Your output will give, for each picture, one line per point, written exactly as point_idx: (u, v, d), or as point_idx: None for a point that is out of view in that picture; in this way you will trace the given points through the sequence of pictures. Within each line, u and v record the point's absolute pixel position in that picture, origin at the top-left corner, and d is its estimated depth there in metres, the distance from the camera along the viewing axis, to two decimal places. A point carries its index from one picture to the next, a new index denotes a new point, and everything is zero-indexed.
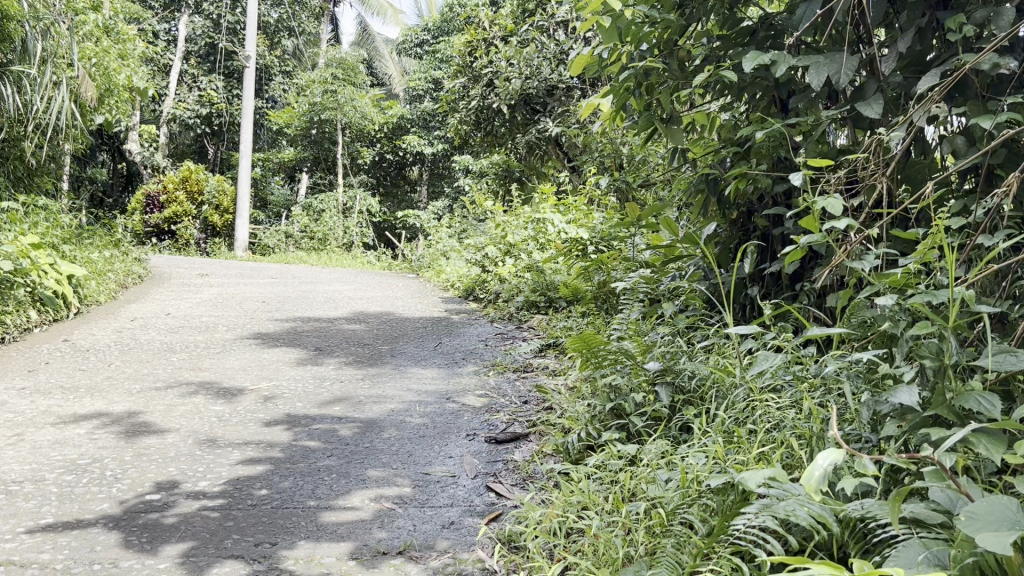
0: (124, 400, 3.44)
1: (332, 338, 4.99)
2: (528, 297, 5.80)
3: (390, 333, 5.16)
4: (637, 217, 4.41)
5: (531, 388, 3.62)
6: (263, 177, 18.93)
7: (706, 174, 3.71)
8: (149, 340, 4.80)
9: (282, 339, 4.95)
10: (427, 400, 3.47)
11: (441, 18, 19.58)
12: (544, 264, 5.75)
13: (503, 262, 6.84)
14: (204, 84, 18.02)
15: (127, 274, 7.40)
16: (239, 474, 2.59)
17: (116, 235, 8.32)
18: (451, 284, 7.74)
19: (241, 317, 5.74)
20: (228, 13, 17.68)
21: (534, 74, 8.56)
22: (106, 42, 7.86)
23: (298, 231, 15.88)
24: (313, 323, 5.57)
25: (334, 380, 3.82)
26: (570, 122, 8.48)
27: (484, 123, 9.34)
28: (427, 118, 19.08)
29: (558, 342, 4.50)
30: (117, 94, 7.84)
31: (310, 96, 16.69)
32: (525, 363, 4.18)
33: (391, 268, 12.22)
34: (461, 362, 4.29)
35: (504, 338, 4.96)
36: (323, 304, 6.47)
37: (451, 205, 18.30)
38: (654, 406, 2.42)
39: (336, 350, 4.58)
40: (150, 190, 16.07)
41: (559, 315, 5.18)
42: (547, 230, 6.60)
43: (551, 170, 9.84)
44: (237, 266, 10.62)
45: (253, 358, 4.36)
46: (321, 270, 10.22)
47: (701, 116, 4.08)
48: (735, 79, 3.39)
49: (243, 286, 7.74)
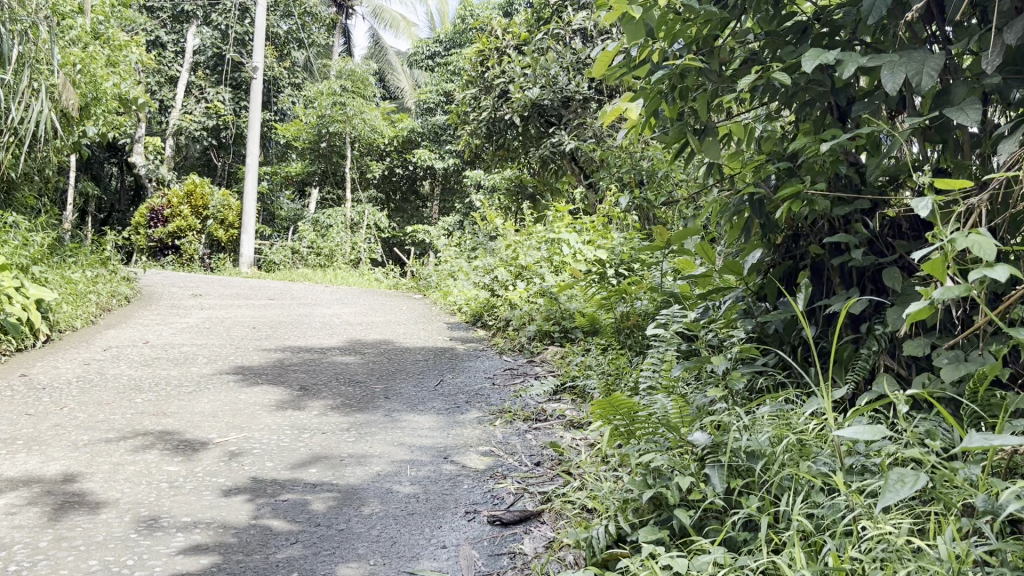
0: (65, 457, 2.92)
1: (320, 373, 4.45)
2: (540, 327, 5.25)
3: (387, 368, 4.62)
4: (665, 239, 3.88)
5: (545, 446, 3.07)
6: (270, 191, 18.50)
7: (750, 194, 3.16)
8: (116, 375, 4.28)
9: (265, 374, 4.42)
10: (421, 460, 2.93)
11: (454, 30, 19.10)
12: (558, 290, 5.21)
13: (514, 286, 6.28)
14: (211, 95, 17.62)
15: (111, 296, 6.90)
16: (177, 571, 2.05)
17: (104, 251, 7.83)
18: (457, 308, 7.20)
19: (226, 346, 5.21)
20: (236, 24, 17.31)
21: (549, 84, 8.04)
22: (95, 48, 7.39)
23: (305, 248, 15.29)
24: (303, 354, 5.04)
25: (315, 432, 3.28)
26: (586, 135, 7.95)
27: (496, 136, 8.81)
28: (438, 132, 18.62)
29: (576, 383, 3.95)
30: (104, 102, 7.34)
31: (319, 108, 16.27)
32: (537, 409, 3.64)
33: (397, 287, 11.70)
34: (464, 406, 3.75)
35: (513, 376, 4.41)
36: (317, 331, 5.94)
37: (462, 221, 17.81)
38: (706, 496, 1.89)
39: (324, 390, 4.04)
40: (154, 204, 15.69)
41: (576, 349, 4.65)
42: (562, 252, 6.06)
43: (566, 186, 9.31)
44: (235, 284, 10.10)
45: (228, 399, 3.83)
46: (323, 289, 9.74)
47: (739, 128, 3.55)
48: (788, 82, 2.85)
49: (237, 308, 7.21)
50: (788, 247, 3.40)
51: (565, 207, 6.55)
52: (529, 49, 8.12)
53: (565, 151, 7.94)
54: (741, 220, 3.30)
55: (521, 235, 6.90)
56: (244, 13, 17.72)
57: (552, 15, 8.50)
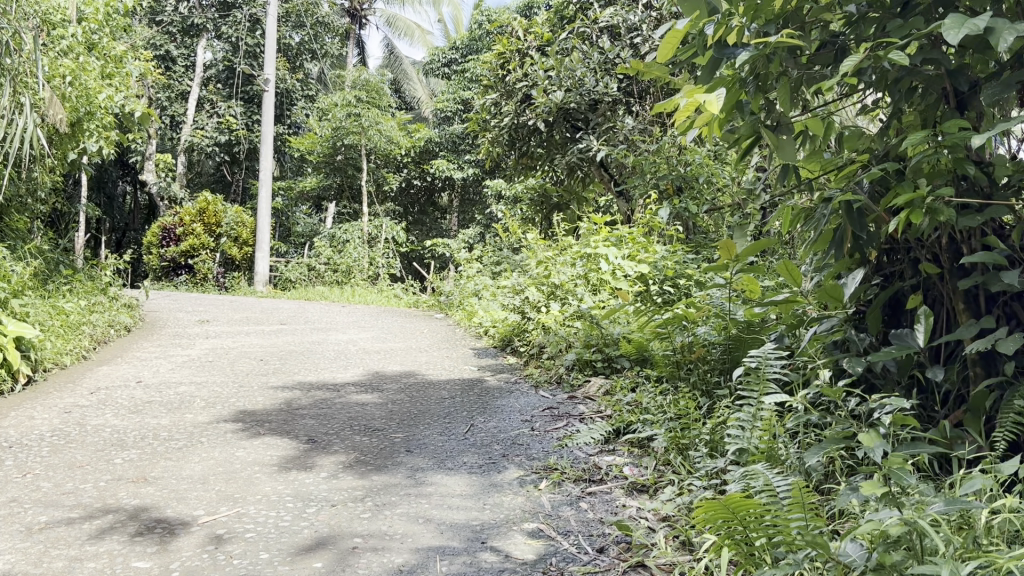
0: (12, 549, 2.35)
1: (332, 419, 3.86)
2: (581, 354, 4.63)
3: (409, 410, 4.02)
4: (732, 257, 3.31)
5: (606, 523, 2.47)
6: (286, 206, 17.99)
7: (848, 201, 2.67)
8: (99, 426, 3.73)
9: (271, 421, 3.85)
10: (453, 547, 2.33)
11: (471, 36, 18.54)
12: (600, 313, 4.62)
13: (547, 307, 5.68)
14: (222, 109, 17.16)
15: (109, 326, 6.38)
16: None
17: (104, 277, 7.32)
18: (483, 330, 6.62)
19: (228, 385, 4.65)
20: (247, 36, 16.89)
21: (576, 86, 7.43)
22: (90, 60, 6.87)
23: (321, 264, 14.85)
24: (314, 393, 4.47)
25: (322, 505, 2.69)
26: (616, 139, 7.34)
27: (519, 143, 8.23)
28: (456, 141, 18.03)
29: (633, 429, 3.34)
30: (99, 117, 6.83)
31: (333, 120, 15.76)
32: (589, 466, 3.03)
33: (418, 304, 11.15)
34: (501, 462, 3.14)
35: (554, 418, 3.79)
36: (330, 362, 5.36)
37: (484, 233, 17.19)
38: None
39: (335, 442, 3.45)
40: (166, 223, 15.35)
41: (625, 382, 4.05)
42: (601, 268, 5.46)
43: (596, 195, 8.69)
44: (246, 306, 9.55)
45: (223, 458, 3.26)
46: (337, 310, 9.19)
47: (818, 123, 2.98)
48: (906, 62, 2.21)
49: (244, 336, 6.66)
50: (883, 261, 2.88)
51: (601, 218, 5.95)
52: (553, 49, 7.58)
53: (596, 158, 7.29)
54: (834, 233, 2.77)
55: (552, 251, 6.28)
56: (255, 24, 17.27)
57: (577, 12, 7.93)
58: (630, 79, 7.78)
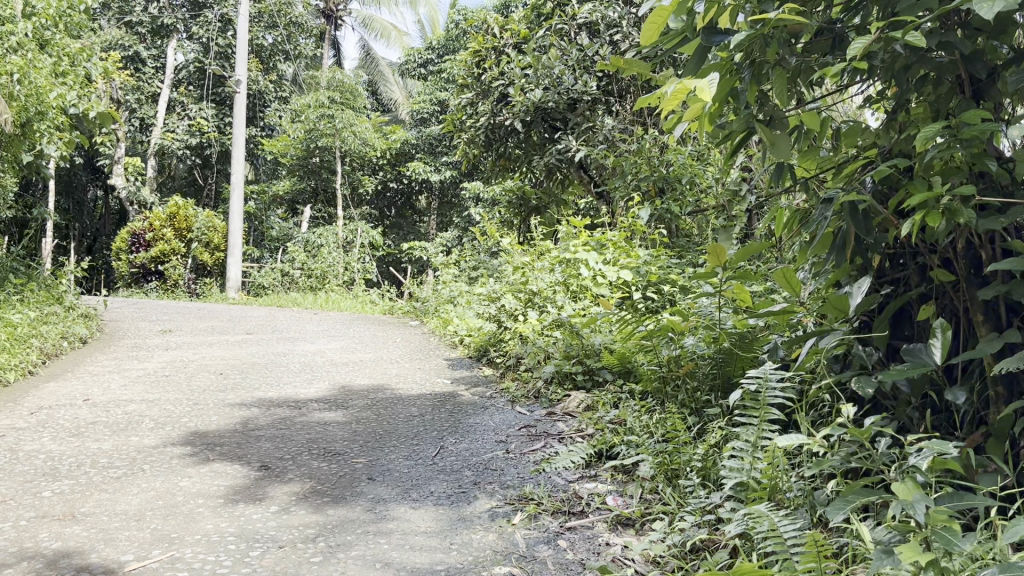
0: None
1: (291, 441, 3.56)
2: (561, 366, 4.36)
3: (374, 430, 3.73)
4: (722, 264, 3.04)
5: (587, 567, 2.19)
6: (259, 211, 17.60)
7: (852, 202, 2.43)
8: (31, 453, 3.40)
9: (224, 445, 3.54)
10: None
11: (447, 36, 18.23)
12: (579, 322, 4.35)
13: (525, 315, 5.40)
14: (193, 111, 16.78)
15: (62, 337, 6.04)
16: None
17: (59, 286, 6.98)
18: (458, 339, 6.34)
19: (182, 403, 4.32)
20: (219, 36, 16.52)
21: (554, 84, 7.16)
22: (42, 57, 6.52)
23: (296, 270, 14.50)
24: (274, 411, 4.15)
25: (268, 546, 2.39)
26: (595, 140, 7.08)
27: (495, 144, 7.97)
28: (433, 143, 17.72)
29: (617, 453, 3.06)
30: (52, 117, 6.49)
31: (307, 122, 15.40)
32: (568, 496, 2.74)
33: (393, 310, 10.84)
34: (472, 491, 2.86)
35: (531, 438, 3.51)
36: (294, 376, 5.05)
37: (461, 236, 16.90)
38: None
39: (291, 469, 3.15)
40: (136, 228, 15.00)
41: (606, 398, 3.78)
42: (581, 274, 5.20)
43: (575, 197, 8.42)
44: (213, 314, 9.19)
45: (164, 489, 2.95)
46: (308, 318, 8.89)
47: (814, 118, 2.73)
48: (925, 43, 1.96)
49: (207, 347, 6.33)
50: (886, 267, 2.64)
51: (581, 221, 5.68)
52: (530, 46, 7.32)
53: (575, 159, 7.01)
54: (837, 236, 2.53)
55: (530, 256, 6.00)
56: (227, 25, 16.89)
57: (555, 9, 7.69)
58: (610, 77, 7.50)
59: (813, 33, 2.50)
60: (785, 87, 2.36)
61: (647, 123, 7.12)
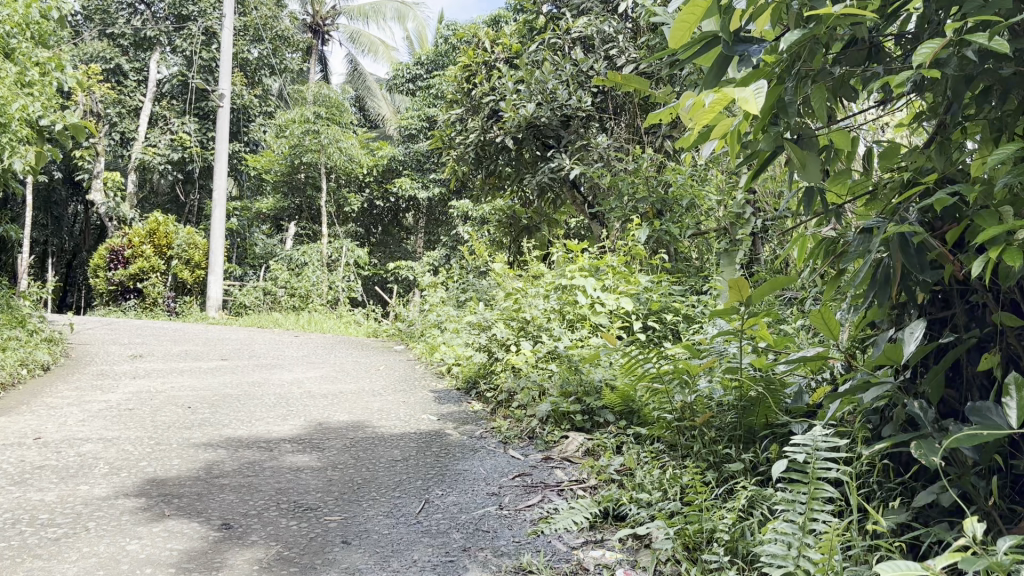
0: None
1: (257, 492, 3.18)
2: (558, 404, 4.00)
3: (352, 478, 3.35)
4: (743, 300, 2.70)
5: None
6: (242, 228, 17.21)
7: (907, 235, 2.09)
8: None
9: (183, 497, 3.15)
10: None
11: (436, 51, 17.88)
12: (577, 357, 4.00)
13: (517, 346, 5.04)
14: (176, 126, 16.42)
15: (21, 364, 5.62)
16: None
17: (21, 308, 6.56)
18: (445, 367, 5.98)
19: (141, 443, 3.93)
20: (202, 49, 16.19)
21: (547, 100, 6.79)
22: (5, 66, 6.15)
23: (279, 289, 14.03)
24: (243, 453, 3.77)
25: None
26: (590, 159, 6.76)
27: (485, 162, 7.63)
28: (421, 159, 17.40)
29: (627, 513, 2.71)
30: (13, 129, 6.10)
31: (291, 137, 15.04)
32: (573, 568, 2.38)
33: (377, 333, 10.47)
34: (461, 559, 2.48)
35: (527, 490, 3.14)
36: (268, 411, 4.67)
37: (449, 255, 16.56)
38: None
39: (255, 529, 2.77)
40: (115, 244, 14.60)
41: (609, 443, 3.43)
42: (578, 302, 4.87)
43: (567, 217, 8.10)
44: (188, 335, 8.78)
45: (107, 556, 2.56)
46: (288, 341, 8.51)
47: (843, 138, 2.39)
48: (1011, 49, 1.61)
49: (178, 375, 5.95)
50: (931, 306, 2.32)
51: (575, 244, 5.35)
52: (523, 60, 7.02)
53: (569, 178, 6.68)
54: (883, 275, 2.19)
55: (522, 281, 5.65)
56: (211, 38, 16.53)
57: (548, 23, 7.37)
58: (605, 93, 7.18)
59: (845, 44, 2.18)
60: (823, 101, 2.02)
61: (643, 141, 6.81)
